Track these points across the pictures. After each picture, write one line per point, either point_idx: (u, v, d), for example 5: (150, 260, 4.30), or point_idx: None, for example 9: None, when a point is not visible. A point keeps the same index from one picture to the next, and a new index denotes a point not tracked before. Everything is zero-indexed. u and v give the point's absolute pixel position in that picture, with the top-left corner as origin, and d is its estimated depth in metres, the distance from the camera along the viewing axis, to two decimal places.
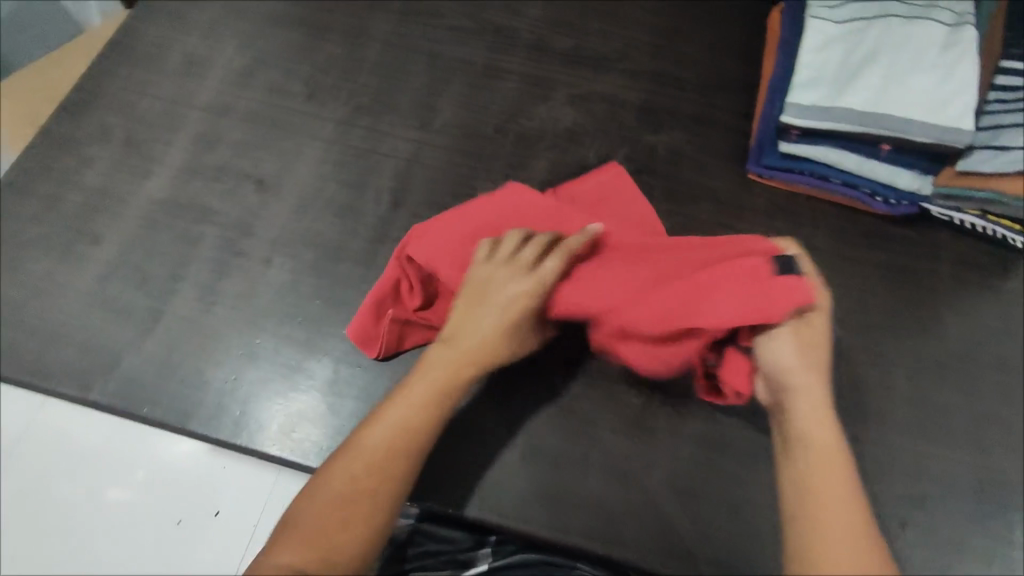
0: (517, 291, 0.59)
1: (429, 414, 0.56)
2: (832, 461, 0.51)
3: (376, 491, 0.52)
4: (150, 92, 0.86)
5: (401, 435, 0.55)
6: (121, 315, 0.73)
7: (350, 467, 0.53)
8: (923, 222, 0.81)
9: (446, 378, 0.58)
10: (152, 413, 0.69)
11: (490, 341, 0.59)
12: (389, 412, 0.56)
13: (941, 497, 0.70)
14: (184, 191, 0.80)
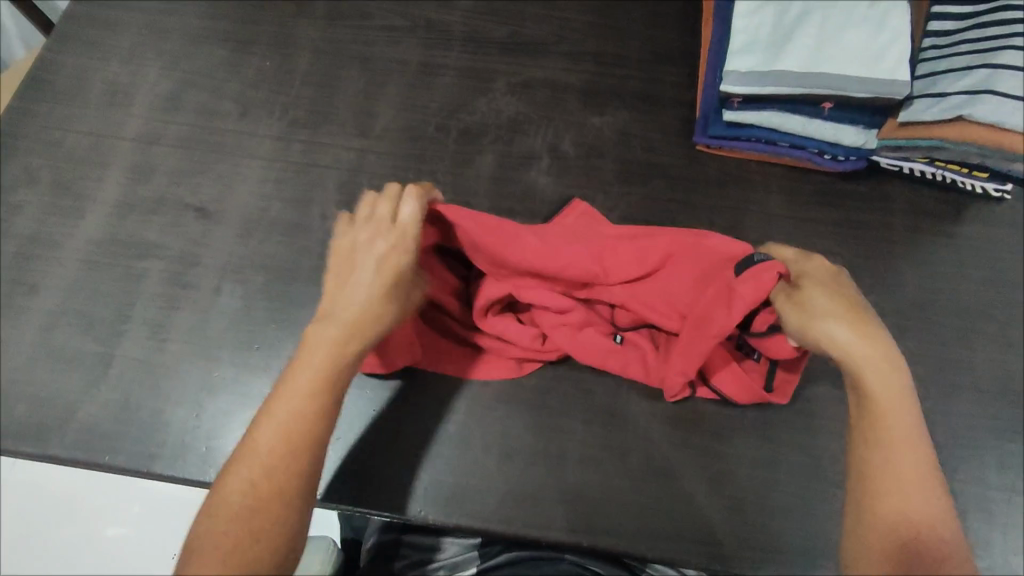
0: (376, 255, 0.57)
1: (310, 397, 0.52)
2: (898, 401, 0.51)
3: (268, 497, 0.49)
4: (73, 127, 0.82)
5: (291, 439, 0.50)
6: (70, 364, 0.71)
7: (230, 488, 0.49)
8: (873, 175, 0.81)
9: (327, 358, 0.54)
10: (114, 460, 0.67)
11: (366, 304, 0.56)
12: (274, 406, 0.52)
13: None
14: (122, 228, 0.77)
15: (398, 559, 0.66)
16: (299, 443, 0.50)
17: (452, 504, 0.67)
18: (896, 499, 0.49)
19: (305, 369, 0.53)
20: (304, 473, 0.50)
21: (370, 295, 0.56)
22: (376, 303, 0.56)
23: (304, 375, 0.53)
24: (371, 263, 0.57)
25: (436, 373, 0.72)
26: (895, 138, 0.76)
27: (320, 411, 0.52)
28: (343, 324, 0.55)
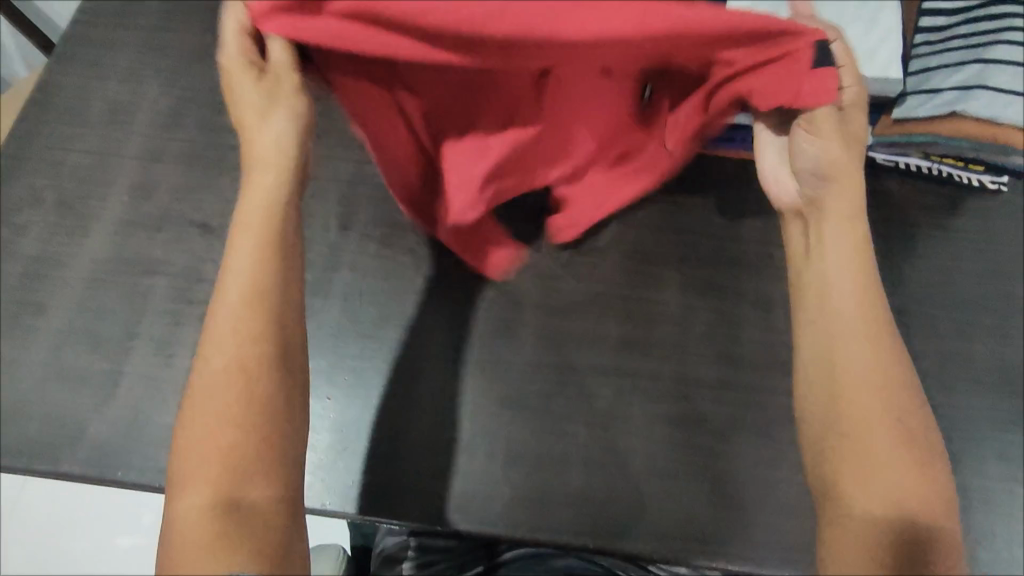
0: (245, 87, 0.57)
1: (256, 262, 0.53)
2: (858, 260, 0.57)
3: (249, 364, 0.51)
4: (76, 147, 0.83)
5: (252, 291, 0.53)
6: (80, 381, 0.72)
7: (210, 364, 0.51)
8: (870, 171, 0.81)
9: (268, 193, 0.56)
10: (127, 475, 0.68)
11: (280, 136, 0.57)
12: (230, 263, 0.54)
13: None
14: (126, 246, 0.78)
15: (408, 562, 0.69)
16: (261, 304, 0.53)
17: (460, 509, 0.68)
18: (860, 467, 0.51)
19: (246, 243, 0.54)
20: (273, 327, 0.53)
21: (274, 125, 0.57)
22: (286, 140, 0.57)
23: (244, 254, 0.54)
24: (259, 103, 0.57)
25: (440, 379, 0.72)
26: (889, 135, 0.75)
27: (268, 259, 0.54)
28: (269, 147, 0.57)
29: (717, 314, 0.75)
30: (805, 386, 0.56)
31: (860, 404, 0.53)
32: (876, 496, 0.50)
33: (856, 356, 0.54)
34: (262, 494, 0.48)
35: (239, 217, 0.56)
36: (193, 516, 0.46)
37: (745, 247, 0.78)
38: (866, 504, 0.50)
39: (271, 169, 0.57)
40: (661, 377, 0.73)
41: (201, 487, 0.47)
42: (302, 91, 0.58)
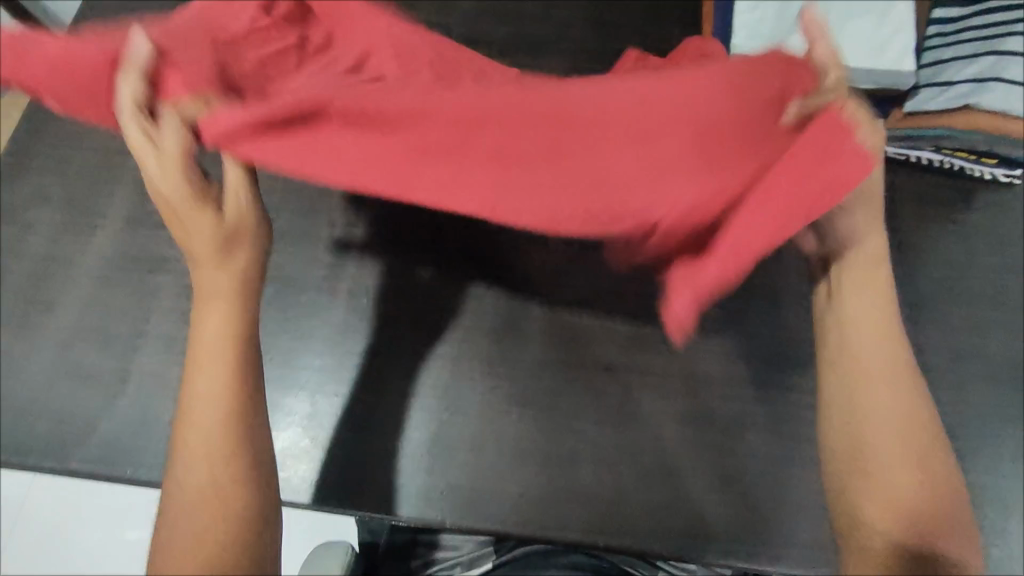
0: (196, 226, 0.55)
1: (218, 384, 0.53)
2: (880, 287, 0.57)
3: (222, 482, 0.51)
4: (83, 144, 0.83)
5: (226, 387, 0.53)
6: (88, 379, 0.72)
7: (186, 489, 0.51)
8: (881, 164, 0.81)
9: (228, 311, 0.56)
10: (136, 473, 0.69)
11: (236, 267, 0.57)
12: (194, 376, 0.54)
13: None
14: (133, 244, 0.78)
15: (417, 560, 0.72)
16: (227, 418, 0.52)
17: (468, 508, 0.68)
18: (876, 478, 0.53)
19: (206, 369, 0.54)
20: (243, 440, 0.52)
21: (225, 263, 0.56)
22: (247, 271, 0.57)
23: (204, 372, 0.54)
24: (209, 234, 0.55)
25: (448, 377, 0.72)
26: (898, 129, 0.76)
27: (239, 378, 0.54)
28: (232, 272, 0.56)
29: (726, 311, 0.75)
30: (825, 410, 0.58)
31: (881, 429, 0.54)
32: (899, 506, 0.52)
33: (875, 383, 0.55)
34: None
35: (195, 340, 0.55)
36: None
37: None
38: (894, 518, 0.52)
39: (227, 298, 0.56)
40: (669, 374, 0.72)
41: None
42: (258, 215, 0.58)
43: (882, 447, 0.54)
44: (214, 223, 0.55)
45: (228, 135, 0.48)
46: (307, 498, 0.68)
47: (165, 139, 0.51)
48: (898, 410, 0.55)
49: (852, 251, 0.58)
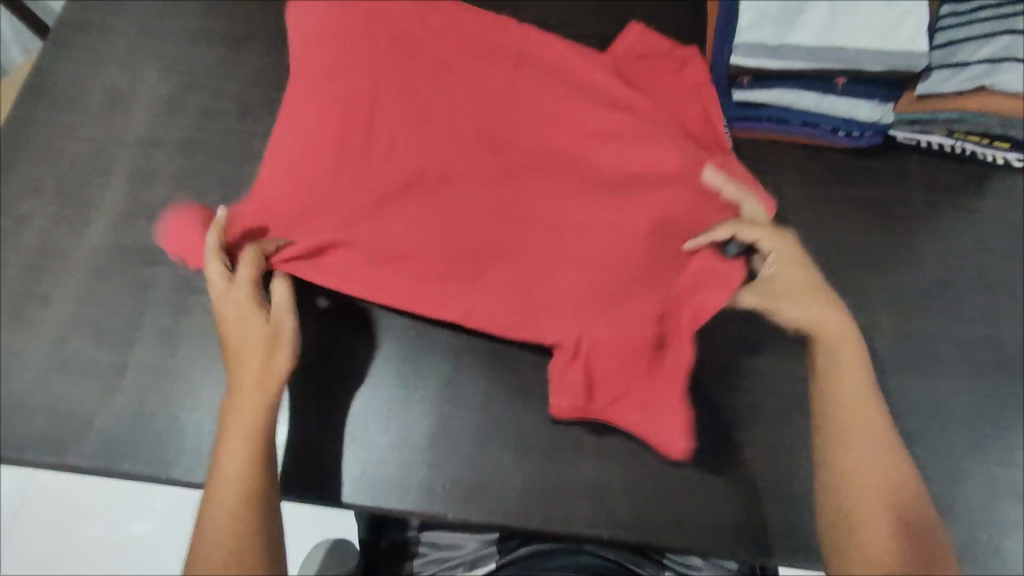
0: (241, 325, 0.61)
1: (247, 466, 0.56)
2: (851, 363, 0.60)
3: (242, 557, 0.53)
4: (75, 134, 0.82)
5: (251, 462, 0.57)
6: (84, 373, 0.71)
7: (209, 560, 0.53)
8: (890, 151, 0.80)
9: (257, 401, 0.59)
10: (134, 467, 0.68)
11: (267, 360, 0.60)
12: (221, 460, 0.57)
13: (939, 430, 0.69)
14: (128, 236, 0.77)
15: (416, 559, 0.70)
16: (251, 502, 0.55)
17: (471, 501, 0.67)
18: (867, 549, 0.54)
19: (237, 450, 0.57)
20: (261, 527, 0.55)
21: (260, 357, 0.60)
22: (279, 372, 0.60)
23: (235, 451, 0.57)
24: (252, 338, 0.61)
25: (450, 368, 0.71)
26: (912, 112, 0.73)
27: (265, 469, 0.57)
28: (263, 372, 0.60)
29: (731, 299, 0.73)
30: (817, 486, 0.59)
31: (868, 454, 0.57)
32: (893, 519, 0.55)
33: (858, 411, 0.59)
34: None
35: (226, 426, 0.59)
36: None
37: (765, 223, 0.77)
38: (891, 530, 0.55)
39: (257, 393, 0.59)
40: None
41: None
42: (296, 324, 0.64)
43: (871, 467, 0.57)
44: (260, 324, 0.61)
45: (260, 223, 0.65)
46: (305, 494, 0.67)
47: (239, 273, 0.62)
48: (881, 435, 0.58)
49: (819, 330, 0.61)
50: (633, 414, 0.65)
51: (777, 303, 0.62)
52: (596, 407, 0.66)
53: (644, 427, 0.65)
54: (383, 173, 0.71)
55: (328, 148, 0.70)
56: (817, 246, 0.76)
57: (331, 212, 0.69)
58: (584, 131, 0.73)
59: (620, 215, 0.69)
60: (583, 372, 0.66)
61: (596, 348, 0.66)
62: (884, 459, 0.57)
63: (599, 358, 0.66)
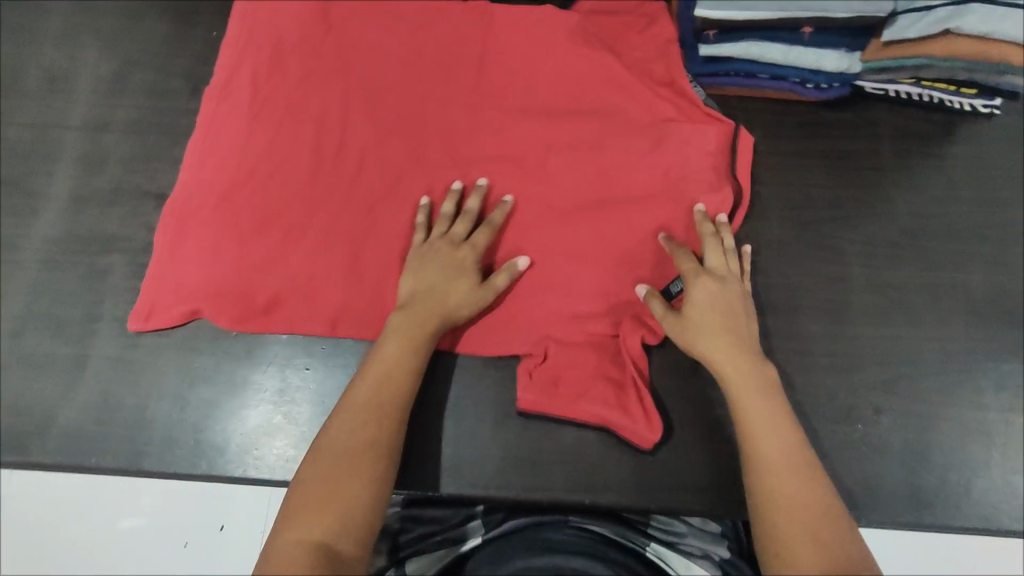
0: (447, 259, 0.65)
1: (403, 362, 0.61)
2: (751, 386, 0.60)
3: (372, 443, 0.56)
4: (16, 120, 0.78)
5: (404, 373, 0.60)
6: (44, 369, 0.68)
7: (336, 442, 0.55)
8: (859, 101, 0.79)
9: (426, 327, 0.62)
10: (103, 461, 0.66)
11: (455, 298, 0.63)
12: (374, 365, 0.60)
13: (913, 376, 0.70)
14: (79, 223, 0.73)
15: (404, 535, 0.67)
16: (391, 395, 0.59)
17: (453, 476, 0.67)
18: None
19: (396, 349, 0.61)
20: (394, 425, 0.58)
21: (454, 292, 0.64)
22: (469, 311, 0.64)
23: (394, 342, 0.61)
24: (447, 272, 0.64)
25: None
26: (878, 60, 0.73)
27: (412, 371, 0.61)
28: (451, 301, 0.63)
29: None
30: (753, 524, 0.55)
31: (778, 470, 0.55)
32: (801, 534, 0.52)
33: (760, 434, 0.57)
34: (356, 547, 0.51)
35: (382, 340, 0.62)
36: (298, 547, 0.49)
37: None
38: (799, 546, 0.51)
39: (444, 314, 0.63)
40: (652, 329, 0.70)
41: (307, 524, 0.51)
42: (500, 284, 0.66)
43: (784, 484, 0.54)
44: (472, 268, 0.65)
45: (178, 235, 0.69)
46: (283, 476, 0.66)
47: (446, 207, 0.68)
48: (792, 455, 0.56)
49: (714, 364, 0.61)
50: (599, 406, 0.65)
51: (690, 338, 0.63)
52: (560, 403, 0.65)
53: (612, 420, 0.65)
54: (347, 159, 0.71)
55: (240, 141, 0.71)
56: (788, 202, 0.76)
57: (243, 203, 0.69)
58: (542, 111, 0.73)
59: (556, 191, 0.71)
60: (550, 370, 0.67)
61: (549, 335, 0.67)
62: (790, 484, 0.54)
63: (559, 354, 0.67)
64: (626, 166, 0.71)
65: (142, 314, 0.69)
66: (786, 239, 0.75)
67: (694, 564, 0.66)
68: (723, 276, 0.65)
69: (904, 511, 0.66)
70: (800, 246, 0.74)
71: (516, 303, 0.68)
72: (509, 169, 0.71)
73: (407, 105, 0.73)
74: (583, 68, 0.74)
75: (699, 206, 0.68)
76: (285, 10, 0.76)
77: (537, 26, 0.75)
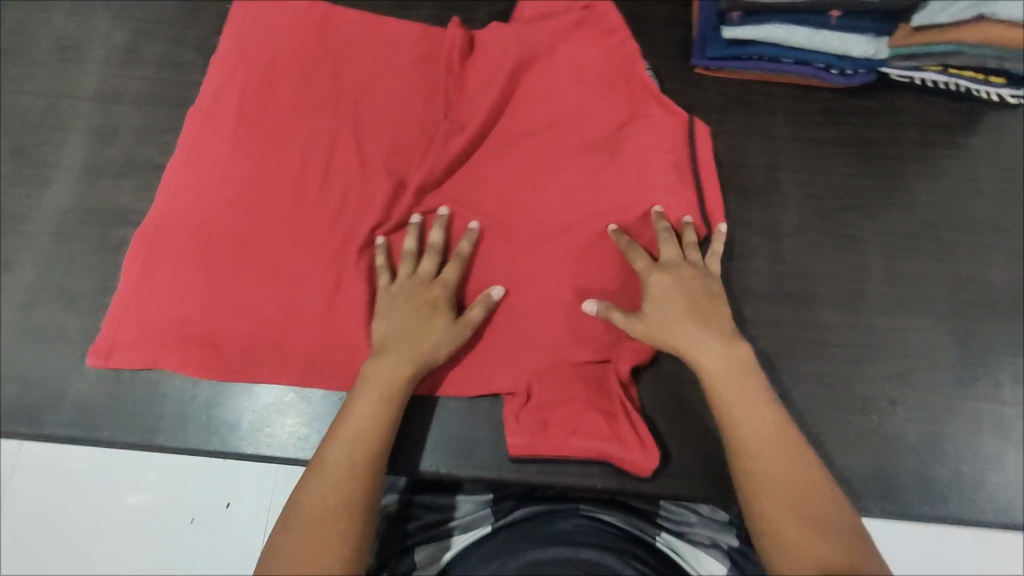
0: (416, 300, 0.64)
1: (375, 416, 0.59)
2: (730, 369, 0.60)
3: (337, 505, 0.54)
4: (26, 89, 0.76)
5: (374, 425, 0.59)
6: (55, 341, 0.68)
7: (309, 506, 0.54)
8: (882, 88, 0.79)
9: (399, 374, 0.61)
10: (115, 434, 0.65)
11: (428, 340, 0.62)
12: (342, 420, 0.59)
13: (927, 368, 0.69)
14: (92, 195, 0.73)
15: (413, 522, 0.67)
16: (367, 448, 0.58)
17: (463, 460, 0.67)
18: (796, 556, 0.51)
19: (367, 401, 0.60)
20: (372, 478, 0.56)
21: (425, 332, 0.62)
22: (443, 350, 0.63)
23: (367, 398, 0.60)
24: (417, 314, 0.63)
25: None
26: (908, 45, 0.71)
27: (388, 424, 0.60)
28: (422, 343, 0.62)
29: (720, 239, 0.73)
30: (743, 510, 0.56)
31: (761, 456, 0.56)
32: (789, 518, 0.53)
33: (742, 419, 0.58)
34: None
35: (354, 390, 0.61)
36: None
37: (751, 174, 0.76)
38: (791, 529, 0.52)
39: (416, 361, 0.61)
40: None
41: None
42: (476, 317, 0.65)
43: (768, 469, 0.55)
44: (444, 305, 0.64)
45: (167, 237, 0.68)
46: (295, 453, 0.66)
47: (410, 244, 0.67)
48: (772, 437, 0.57)
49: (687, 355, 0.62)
50: (592, 441, 0.63)
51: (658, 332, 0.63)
52: (552, 441, 0.64)
53: (606, 451, 0.64)
54: (347, 165, 0.71)
55: (237, 140, 0.71)
56: (808, 190, 0.75)
57: (241, 204, 0.69)
58: (561, 99, 0.73)
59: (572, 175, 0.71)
60: (534, 411, 0.65)
61: (564, 317, 0.68)
62: (773, 467, 0.55)
63: (573, 338, 0.67)
64: (645, 147, 0.70)
65: (102, 351, 0.66)
66: (805, 227, 0.74)
67: (706, 554, 0.67)
68: (677, 268, 0.65)
69: (918, 503, 0.65)
70: (820, 235, 0.74)
71: (532, 284, 0.68)
72: (529, 152, 0.72)
73: (420, 100, 0.75)
74: (603, 56, 0.75)
75: (612, 226, 0.68)
76: (279, 27, 0.76)
77: (557, 18, 0.76)
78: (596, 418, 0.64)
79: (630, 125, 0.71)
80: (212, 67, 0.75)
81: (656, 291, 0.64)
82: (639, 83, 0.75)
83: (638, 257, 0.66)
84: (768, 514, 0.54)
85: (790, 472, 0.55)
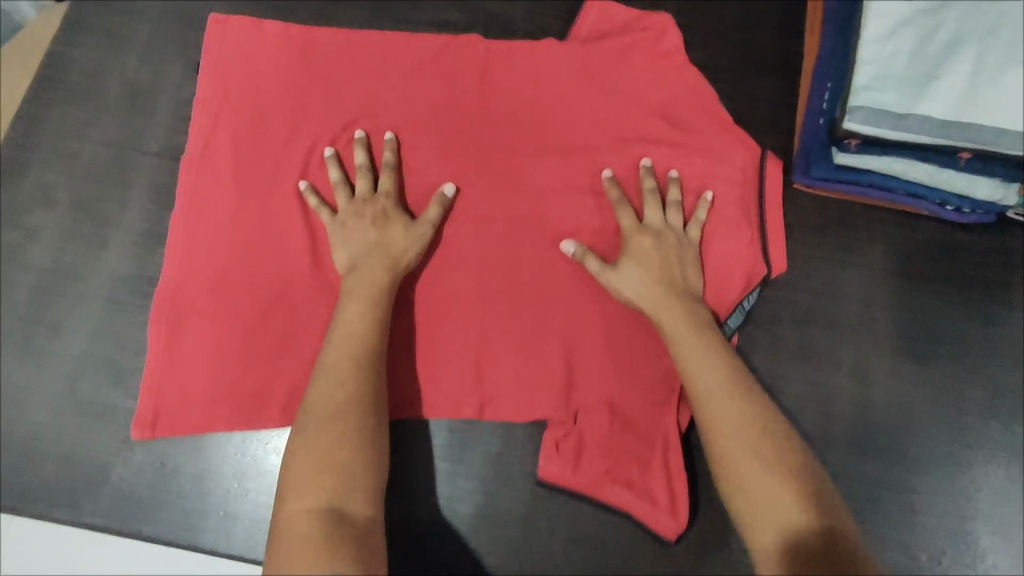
0: (370, 210, 0.62)
1: (366, 317, 0.56)
2: (683, 316, 0.59)
3: (343, 400, 0.51)
4: (91, 138, 0.73)
5: (361, 334, 0.55)
6: (102, 420, 0.65)
7: (318, 407, 0.51)
8: (996, 224, 0.72)
9: (372, 282, 0.58)
10: (154, 530, 0.63)
11: (388, 242, 0.60)
12: (337, 324, 0.56)
13: (1009, 545, 0.65)
14: (149, 262, 0.70)
15: None
16: (364, 359, 0.54)
17: (507, 545, 0.64)
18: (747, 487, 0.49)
19: (356, 308, 0.57)
20: (373, 378, 0.54)
21: (383, 236, 0.60)
22: (405, 247, 0.60)
23: (356, 302, 0.57)
24: (378, 220, 0.61)
25: (501, 443, 0.66)
26: None
27: (380, 327, 0.56)
28: (389, 245, 0.60)
29: (803, 354, 0.69)
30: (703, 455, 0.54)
31: (716, 396, 0.54)
32: (742, 454, 0.50)
33: (697, 361, 0.56)
34: (366, 508, 0.47)
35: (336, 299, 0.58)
36: (306, 518, 0.45)
37: (845, 310, 0.70)
38: (744, 467, 0.50)
39: (381, 263, 0.59)
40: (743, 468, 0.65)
41: (312, 492, 0.47)
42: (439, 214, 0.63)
43: (721, 407, 0.53)
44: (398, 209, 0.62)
45: (216, 320, 0.64)
46: None
47: (361, 157, 0.64)
48: (727, 378, 0.55)
49: (645, 306, 0.60)
50: (620, 489, 0.63)
51: (621, 280, 0.61)
52: (584, 477, 0.63)
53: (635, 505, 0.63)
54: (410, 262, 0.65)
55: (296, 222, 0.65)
56: (905, 331, 0.70)
57: (300, 294, 0.64)
58: (634, 153, 0.68)
59: None
60: (576, 441, 0.64)
61: (631, 458, 0.64)
62: (726, 409, 0.53)
63: (640, 481, 0.64)
64: (739, 248, 0.67)
65: (146, 424, 0.63)
66: (900, 375, 0.69)
67: None
68: (660, 231, 0.63)
69: None
70: (914, 385, 0.68)
71: (591, 372, 0.65)
72: (595, 207, 0.67)
73: (500, 190, 0.67)
74: (674, 108, 0.70)
75: (572, 246, 0.63)
76: (318, 41, 0.70)
77: (619, 38, 0.71)
78: (628, 464, 0.64)
79: (723, 246, 0.67)
80: (272, 124, 0.67)
81: (641, 244, 0.62)
82: (738, 199, 0.69)
83: (625, 216, 0.64)
84: (737, 469, 0.50)
85: (743, 410, 0.53)
